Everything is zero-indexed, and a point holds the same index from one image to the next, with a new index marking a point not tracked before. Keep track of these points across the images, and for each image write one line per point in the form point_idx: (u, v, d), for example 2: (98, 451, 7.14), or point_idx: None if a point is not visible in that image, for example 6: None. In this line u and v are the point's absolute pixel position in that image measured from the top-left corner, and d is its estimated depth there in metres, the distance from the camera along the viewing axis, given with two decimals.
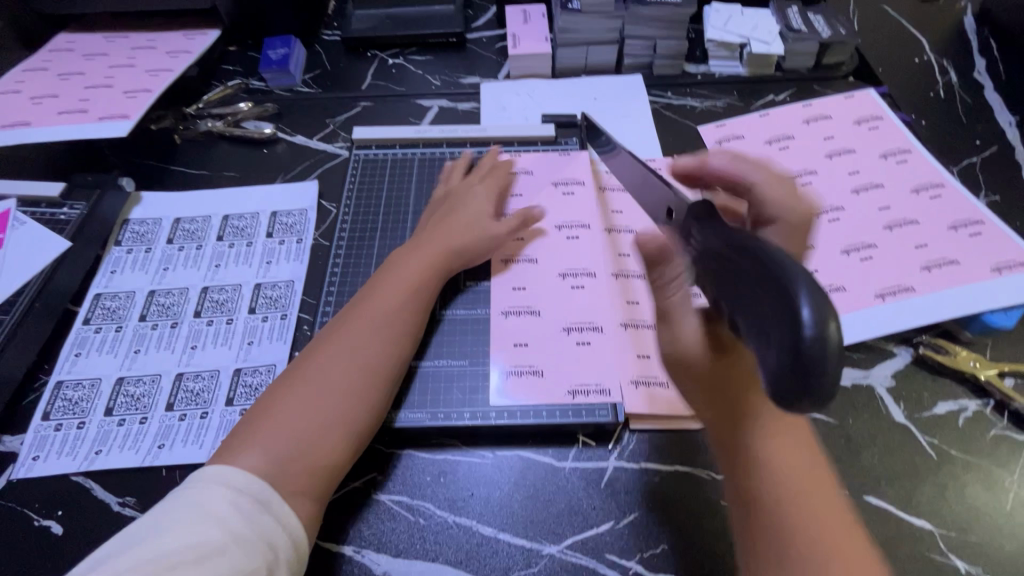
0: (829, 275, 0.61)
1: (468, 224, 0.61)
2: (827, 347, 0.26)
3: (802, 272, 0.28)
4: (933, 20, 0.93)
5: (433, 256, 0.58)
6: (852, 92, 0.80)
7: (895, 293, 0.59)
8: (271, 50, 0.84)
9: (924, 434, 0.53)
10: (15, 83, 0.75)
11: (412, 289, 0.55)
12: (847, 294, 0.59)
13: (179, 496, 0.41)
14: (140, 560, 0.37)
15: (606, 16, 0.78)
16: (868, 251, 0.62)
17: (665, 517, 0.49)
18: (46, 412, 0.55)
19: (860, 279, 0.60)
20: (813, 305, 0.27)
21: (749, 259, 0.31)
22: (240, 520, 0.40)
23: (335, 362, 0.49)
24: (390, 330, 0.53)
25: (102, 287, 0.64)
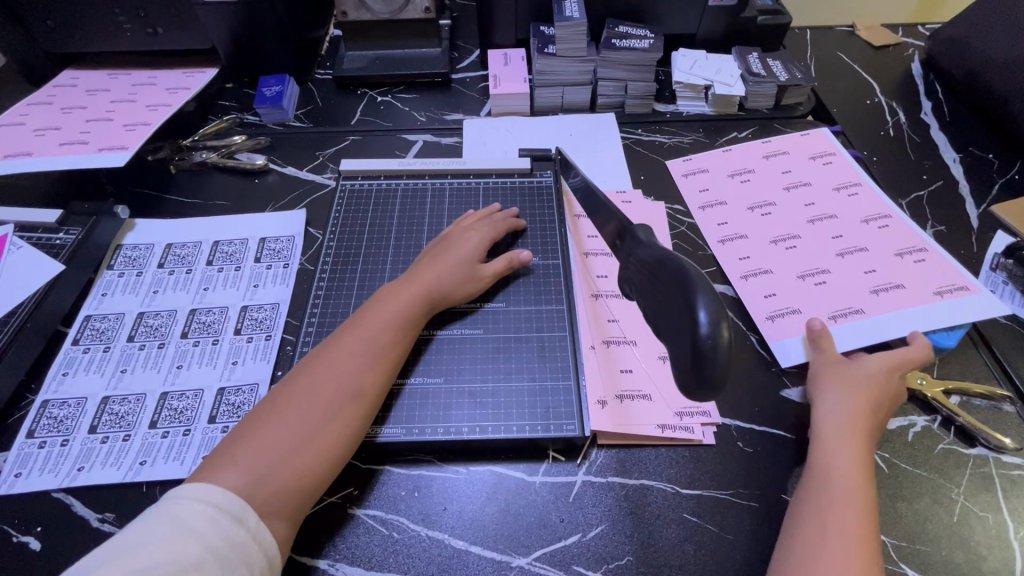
0: (786, 299, 0.65)
1: (455, 261, 0.63)
2: (718, 341, 0.35)
3: (702, 284, 0.36)
4: (882, 66, 1.01)
5: (419, 284, 0.60)
6: (808, 131, 0.86)
7: (848, 315, 0.63)
8: (265, 87, 0.89)
9: (876, 449, 0.56)
10: (19, 116, 0.79)
11: (400, 321, 0.57)
12: (802, 317, 0.64)
13: (158, 512, 0.42)
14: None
15: (580, 60, 0.85)
16: (821, 277, 0.66)
17: (630, 530, 0.51)
18: (31, 429, 0.57)
19: (815, 302, 0.64)
20: (709, 310, 0.35)
21: (670, 274, 0.39)
22: (219, 537, 0.41)
23: (318, 390, 0.51)
24: (375, 361, 0.54)
25: (93, 309, 0.66)
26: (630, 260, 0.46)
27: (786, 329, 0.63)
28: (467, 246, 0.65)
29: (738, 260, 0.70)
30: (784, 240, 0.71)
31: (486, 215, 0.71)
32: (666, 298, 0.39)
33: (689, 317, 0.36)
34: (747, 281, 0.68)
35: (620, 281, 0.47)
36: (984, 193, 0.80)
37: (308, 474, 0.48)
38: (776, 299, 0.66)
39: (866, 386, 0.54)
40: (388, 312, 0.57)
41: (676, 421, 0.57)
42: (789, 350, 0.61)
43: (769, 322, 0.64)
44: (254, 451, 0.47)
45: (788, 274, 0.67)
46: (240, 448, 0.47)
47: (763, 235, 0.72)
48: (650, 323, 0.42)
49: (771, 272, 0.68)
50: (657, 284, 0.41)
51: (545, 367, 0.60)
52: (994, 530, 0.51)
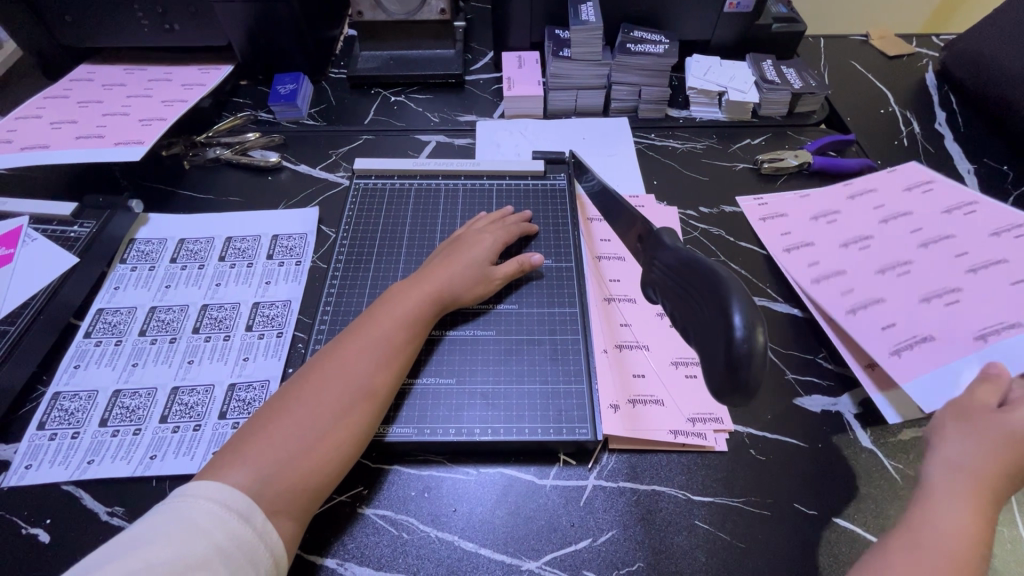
0: (908, 328, 0.59)
1: (467, 262, 0.63)
2: (754, 346, 0.34)
3: (736, 288, 0.36)
4: (897, 75, 1.01)
5: (431, 285, 0.60)
6: (895, 167, 0.79)
7: (994, 335, 0.56)
8: (280, 85, 0.89)
9: (890, 459, 0.56)
10: (36, 109, 0.80)
11: (409, 317, 0.57)
12: (937, 346, 0.57)
13: (167, 510, 0.42)
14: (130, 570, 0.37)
15: (595, 64, 0.84)
16: (948, 300, 0.60)
17: (641, 536, 0.51)
18: (42, 421, 0.57)
19: (950, 326, 0.58)
20: (744, 314, 0.34)
21: (699, 277, 0.39)
22: (228, 536, 0.41)
23: (324, 388, 0.51)
24: (383, 357, 0.54)
25: (105, 302, 0.66)
26: (654, 263, 0.45)
27: (918, 364, 0.56)
28: (476, 248, 0.65)
29: (837, 296, 0.64)
30: (889, 267, 0.65)
31: (492, 220, 0.70)
32: (697, 301, 0.39)
33: (722, 321, 0.35)
34: (857, 316, 0.61)
35: (642, 285, 0.47)
36: (999, 205, 0.79)
37: (316, 473, 0.47)
38: (897, 332, 0.59)
39: (1010, 440, 0.45)
40: (397, 309, 0.57)
41: (689, 428, 0.56)
42: (924, 387, 0.55)
43: (869, 369, 0.60)
44: (257, 451, 0.46)
45: (906, 303, 0.61)
46: (241, 450, 0.46)
47: (864, 266, 0.66)
48: (677, 326, 0.41)
49: (882, 301, 0.62)
50: (685, 288, 0.40)
51: (557, 370, 0.60)
52: (1009, 544, 0.51)
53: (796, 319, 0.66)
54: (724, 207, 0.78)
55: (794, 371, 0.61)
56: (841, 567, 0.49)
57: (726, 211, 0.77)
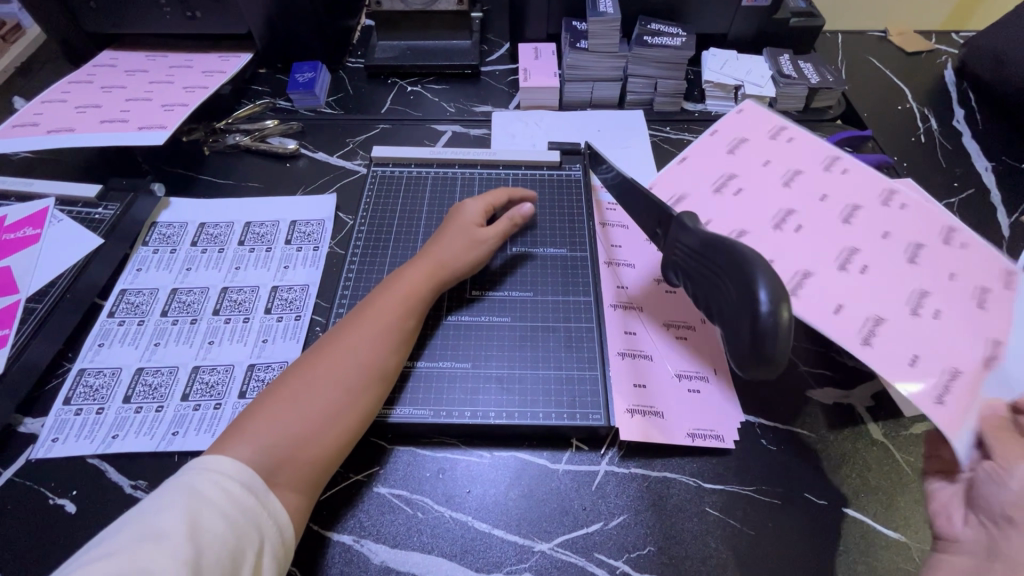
0: (933, 360, 0.47)
1: (457, 236, 0.64)
2: (779, 321, 0.35)
3: (763, 267, 0.37)
4: (915, 72, 1.00)
5: (426, 266, 0.61)
6: (894, 178, 0.80)
7: (998, 356, 0.47)
8: (299, 73, 0.90)
9: (901, 452, 0.56)
10: (61, 93, 0.81)
11: (411, 298, 0.58)
12: (966, 377, 0.46)
13: (179, 483, 0.43)
14: (137, 537, 0.39)
15: (612, 56, 0.85)
16: (931, 309, 0.50)
17: (652, 521, 0.51)
18: (68, 397, 0.58)
19: (950, 345, 0.48)
20: (770, 290, 0.35)
21: (724, 258, 0.40)
22: (229, 504, 0.42)
23: (331, 367, 0.52)
24: (387, 338, 0.55)
25: (128, 283, 0.68)
26: (676, 246, 0.46)
27: (961, 404, 0.45)
28: (464, 215, 0.66)
29: (827, 317, 0.50)
30: (849, 267, 0.52)
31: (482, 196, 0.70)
32: (722, 279, 0.40)
33: (749, 298, 0.36)
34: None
35: (665, 267, 0.48)
36: (1016, 204, 0.79)
37: (311, 445, 0.48)
38: (920, 365, 0.47)
39: None
40: (399, 291, 0.58)
41: (700, 416, 0.57)
42: (969, 436, 0.44)
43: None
44: (267, 427, 0.47)
45: (901, 319, 0.49)
46: (252, 424, 0.47)
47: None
48: (701, 307, 0.43)
49: (882, 320, 0.49)
50: (710, 266, 0.41)
51: (571, 357, 0.60)
52: None
53: None
54: None
55: (807, 364, 0.62)
56: (849, 556, 0.50)
57: None
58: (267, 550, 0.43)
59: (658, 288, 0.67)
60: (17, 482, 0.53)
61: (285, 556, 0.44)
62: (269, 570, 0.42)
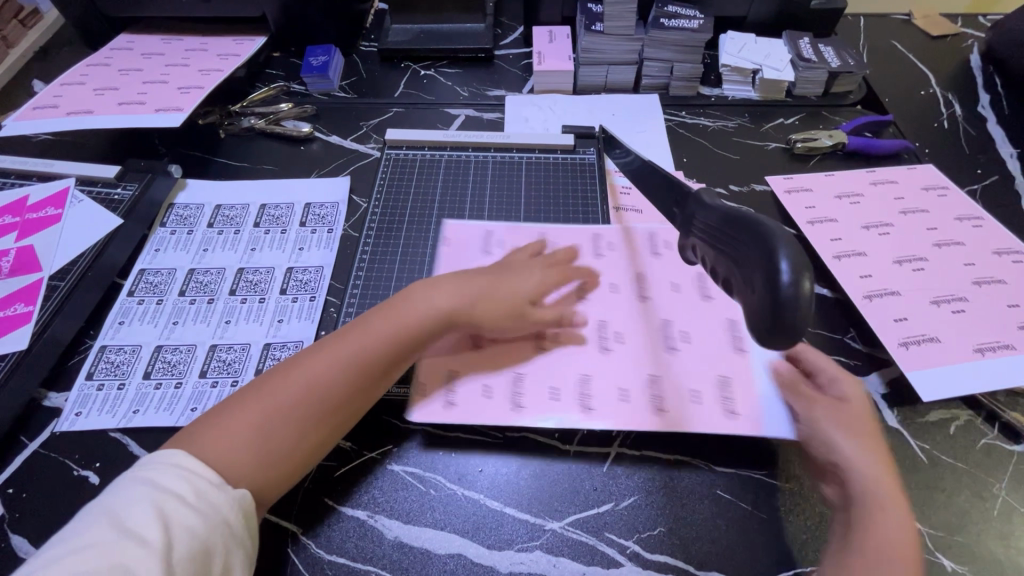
0: (704, 379, 0.56)
1: (511, 289, 0.56)
2: (800, 293, 0.34)
3: (784, 237, 0.35)
4: (939, 56, 0.97)
5: (454, 308, 0.54)
6: (913, 164, 0.78)
7: (739, 337, 0.59)
8: (312, 57, 0.90)
9: (916, 439, 0.55)
10: (79, 76, 0.82)
11: (402, 336, 0.52)
12: (738, 380, 0.56)
13: (141, 478, 0.41)
14: (105, 531, 0.38)
15: (628, 39, 0.83)
16: (681, 336, 0.59)
17: (662, 503, 0.52)
18: (90, 372, 0.60)
19: (714, 357, 0.57)
20: (791, 259, 0.34)
21: (742, 230, 0.39)
22: (197, 497, 0.41)
23: (301, 403, 0.48)
24: (365, 376, 0.51)
25: (147, 263, 0.69)
26: (694, 223, 0.45)
27: (749, 410, 0.54)
28: (527, 279, 0.57)
29: (673, 397, 0.55)
30: (610, 343, 0.58)
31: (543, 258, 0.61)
32: (740, 253, 0.38)
33: (767, 268, 0.35)
34: (872, 303, 0.62)
35: (682, 245, 0.47)
36: None
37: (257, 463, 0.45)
38: (705, 400, 0.54)
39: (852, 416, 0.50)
40: (394, 325, 0.52)
41: None
42: (769, 417, 0.53)
43: (901, 350, 0.58)
44: (216, 448, 0.44)
45: (668, 363, 0.57)
46: (205, 443, 0.44)
47: (883, 254, 0.66)
48: (720, 283, 0.42)
49: (661, 376, 0.56)
50: (728, 241, 0.40)
51: None
52: None
53: (825, 298, 0.65)
54: (755, 186, 0.77)
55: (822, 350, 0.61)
56: None
57: (756, 190, 0.77)
58: (236, 542, 0.41)
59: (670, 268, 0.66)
60: (43, 453, 0.55)
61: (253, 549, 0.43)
62: (238, 564, 0.41)
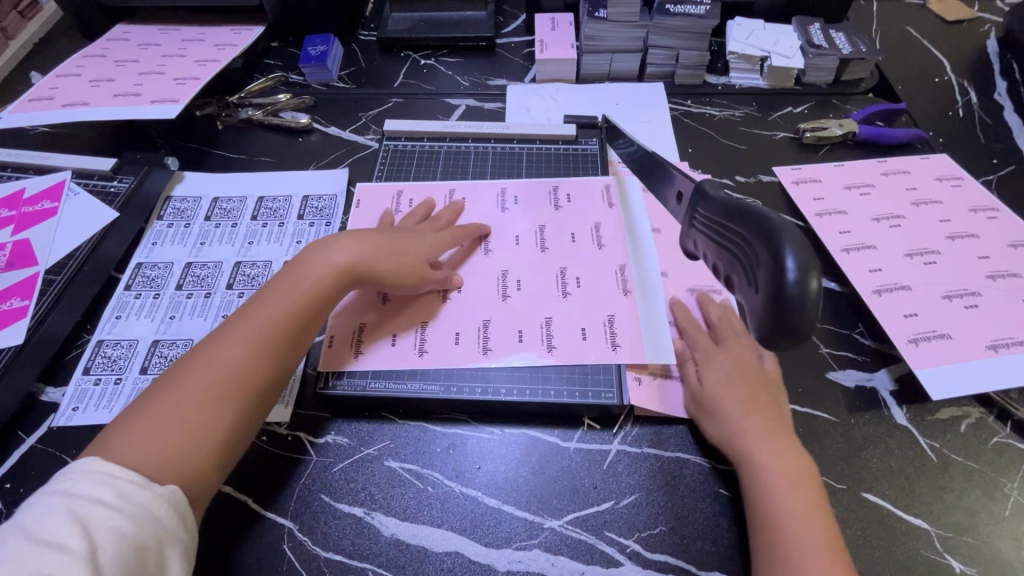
0: (591, 318, 0.59)
1: (404, 249, 0.58)
2: (807, 291, 0.32)
3: (791, 233, 0.34)
4: (955, 42, 0.94)
5: (352, 266, 0.55)
6: (926, 154, 0.76)
7: (626, 281, 0.62)
8: (311, 46, 0.89)
9: (925, 437, 0.54)
10: (76, 67, 0.81)
11: (307, 299, 0.52)
12: (622, 316, 0.59)
13: (54, 491, 0.38)
14: (28, 545, 0.35)
15: (632, 26, 0.81)
16: (574, 281, 0.62)
17: (664, 501, 0.51)
18: (87, 367, 0.59)
19: (600, 298, 0.61)
20: (798, 257, 0.33)
21: (746, 223, 0.37)
22: (125, 501, 0.39)
23: (213, 379, 0.47)
24: (271, 347, 0.50)
25: (144, 257, 0.68)
26: (697, 215, 0.44)
27: (631, 339, 0.58)
28: (419, 245, 0.60)
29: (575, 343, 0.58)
30: (510, 290, 0.62)
31: (432, 225, 0.64)
32: (745, 248, 0.37)
33: (773, 266, 0.34)
34: (882, 297, 0.60)
35: (685, 236, 0.46)
36: None
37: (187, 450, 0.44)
38: (591, 336, 0.58)
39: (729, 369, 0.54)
40: (287, 292, 0.52)
41: None
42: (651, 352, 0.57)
43: (911, 346, 0.56)
44: (135, 447, 0.42)
45: (560, 305, 0.60)
46: (122, 447, 0.42)
47: (894, 246, 0.64)
48: (721, 278, 0.41)
49: (554, 318, 0.59)
50: (732, 234, 0.39)
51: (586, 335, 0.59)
52: None
53: (832, 292, 0.63)
54: (762, 177, 0.75)
55: (830, 347, 0.60)
56: (868, 541, 0.48)
57: (763, 181, 0.75)
58: (172, 541, 0.40)
59: (674, 260, 0.65)
60: (40, 448, 0.55)
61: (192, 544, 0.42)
62: (177, 560, 0.40)
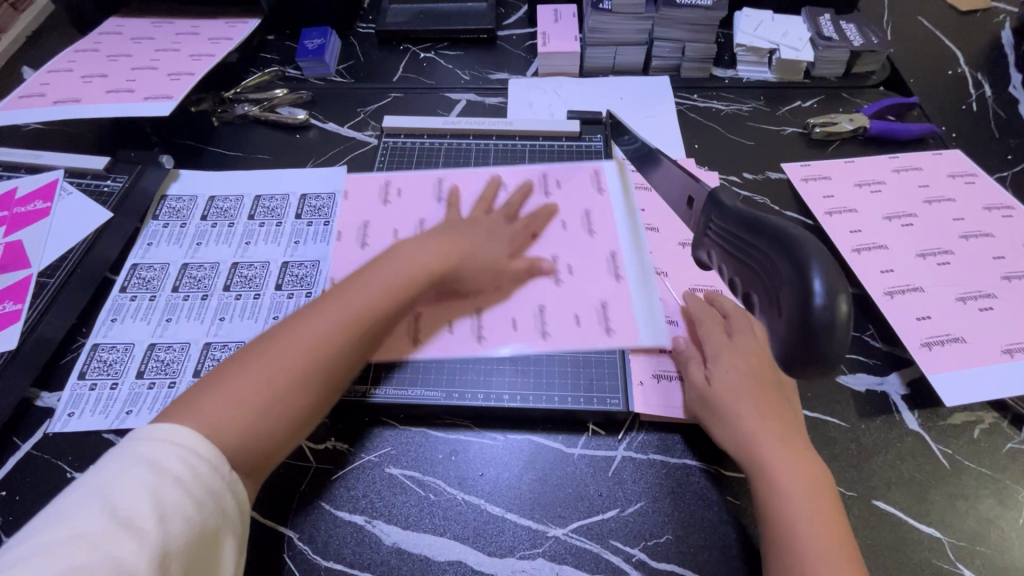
0: (584, 303, 0.58)
1: (477, 243, 0.57)
2: (835, 315, 0.31)
3: (818, 252, 0.32)
4: (968, 32, 0.92)
5: (442, 261, 0.54)
6: (938, 150, 0.74)
7: (617, 265, 0.61)
8: (308, 39, 0.87)
9: (938, 444, 0.53)
10: (67, 62, 0.79)
11: (400, 291, 0.51)
12: (614, 303, 0.58)
13: (138, 456, 0.38)
14: (106, 512, 0.35)
15: (637, 18, 0.79)
16: (565, 268, 0.61)
17: (670, 509, 0.50)
18: (82, 371, 0.58)
19: (591, 283, 0.60)
20: (826, 279, 0.31)
21: (767, 238, 0.36)
22: (196, 481, 0.38)
23: (299, 362, 0.45)
24: (360, 335, 0.48)
25: (139, 258, 0.67)
26: (710, 224, 0.42)
27: (625, 323, 0.57)
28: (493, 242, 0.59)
29: (572, 331, 0.56)
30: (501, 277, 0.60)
31: (504, 212, 0.63)
32: (766, 265, 0.36)
33: (799, 288, 0.32)
34: (894, 299, 0.59)
35: (697, 246, 0.45)
36: None
37: (265, 432, 0.43)
38: (585, 323, 0.57)
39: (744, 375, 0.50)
40: (389, 279, 0.51)
41: None
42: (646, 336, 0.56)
43: (924, 349, 0.55)
44: (218, 421, 0.41)
45: (551, 291, 0.59)
46: (202, 418, 0.41)
47: (906, 246, 0.62)
48: (739, 294, 0.39)
49: (546, 305, 0.58)
50: (751, 249, 0.37)
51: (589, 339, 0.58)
52: None
53: None
54: (770, 174, 0.73)
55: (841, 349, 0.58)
56: (878, 550, 0.47)
57: (772, 178, 0.73)
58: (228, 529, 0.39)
59: (681, 260, 0.64)
60: (35, 455, 0.54)
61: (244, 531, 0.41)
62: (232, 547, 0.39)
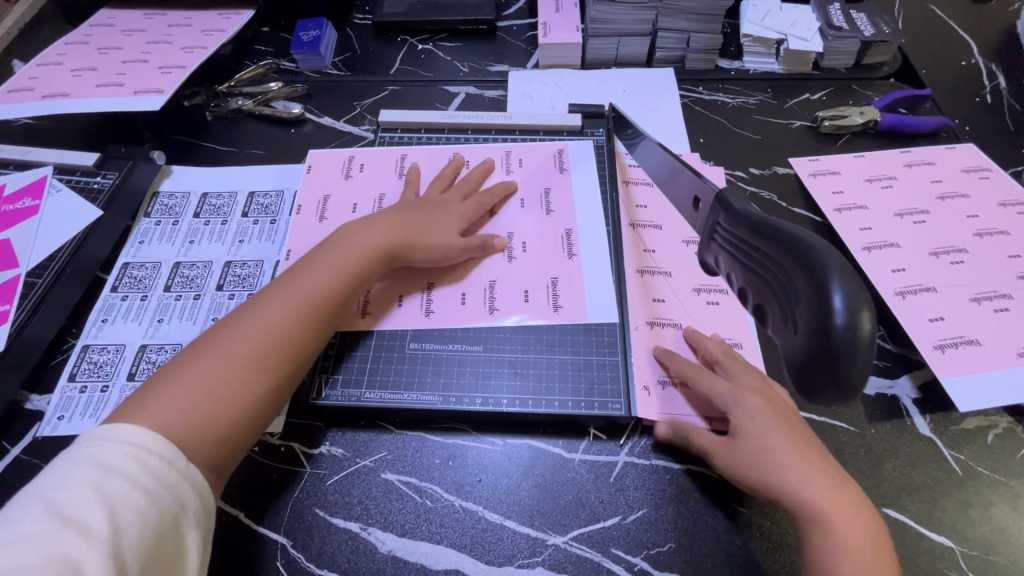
0: (535, 279, 0.59)
1: (432, 223, 0.57)
2: (857, 334, 0.29)
3: (837, 264, 0.30)
4: (983, 22, 0.89)
5: (389, 241, 0.54)
6: (952, 144, 0.72)
7: (572, 243, 0.61)
8: (303, 31, 0.84)
9: (950, 449, 0.51)
10: (57, 55, 0.77)
11: (348, 271, 0.51)
12: (565, 279, 0.59)
13: (80, 458, 0.37)
14: (52, 516, 0.34)
15: (641, 7, 0.77)
16: (519, 246, 0.61)
17: (673, 516, 0.48)
18: (73, 373, 0.57)
19: (547, 261, 0.60)
20: (847, 295, 0.29)
21: (780, 248, 0.33)
22: (147, 477, 0.37)
23: (250, 348, 0.45)
24: (312, 314, 0.48)
25: (131, 256, 0.66)
26: (718, 228, 0.40)
27: (573, 301, 0.58)
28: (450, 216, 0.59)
29: (519, 306, 0.57)
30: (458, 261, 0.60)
31: (462, 189, 0.63)
32: (782, 278, 0.33)
33: (817, 304, 0.30)
34: (905, 300, 0.57)
35: (705, 252, 0.42)
36: None
37: (219, 420, 0.42)
38: (533, 299, 0.58)
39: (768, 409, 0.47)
40: (336, 261, 0.51)
41: None
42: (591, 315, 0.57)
43: (936, 352, 0.54)
44: (170, 414, 0.41)
45: (504, 269, 0.60)
46: (153, 412, 0.40)
47: (918, 245, 0.60)
48: (751, 305, 0.37)
49: (496, 282, 0.59)
50: (763, 259, 0.35)
51: (591, 342, 0.56)
52: None
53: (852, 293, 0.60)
54: (777, 169, 0.71)
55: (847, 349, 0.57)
56: None
57: (779, 173, 0.71)
58: (188, 523, 0.38)
59: (686, 257, 0.62)
60: (24, 459, 0.53)
61: (210, 526, 0.40)
62: (196, 540, 0.38)
